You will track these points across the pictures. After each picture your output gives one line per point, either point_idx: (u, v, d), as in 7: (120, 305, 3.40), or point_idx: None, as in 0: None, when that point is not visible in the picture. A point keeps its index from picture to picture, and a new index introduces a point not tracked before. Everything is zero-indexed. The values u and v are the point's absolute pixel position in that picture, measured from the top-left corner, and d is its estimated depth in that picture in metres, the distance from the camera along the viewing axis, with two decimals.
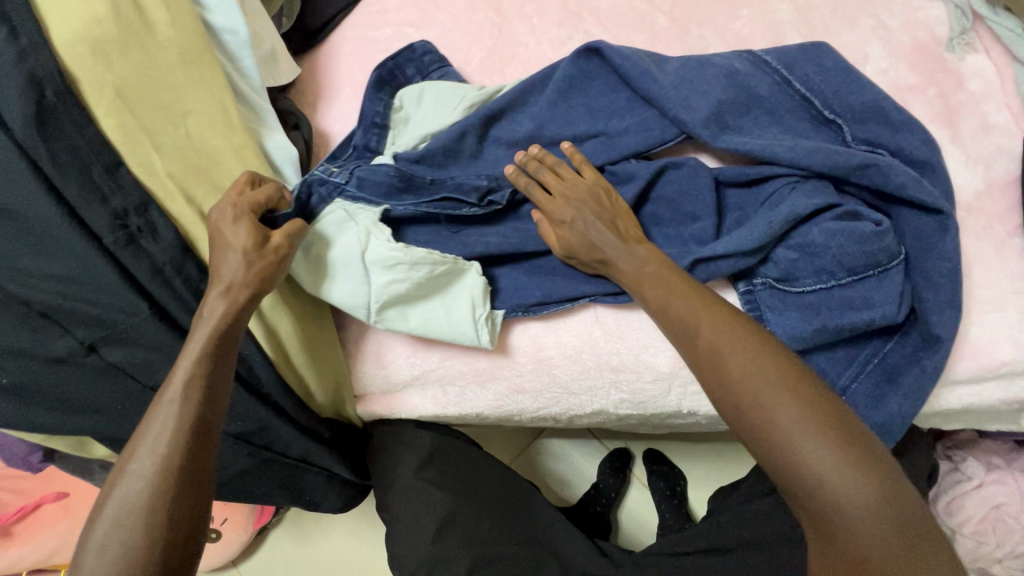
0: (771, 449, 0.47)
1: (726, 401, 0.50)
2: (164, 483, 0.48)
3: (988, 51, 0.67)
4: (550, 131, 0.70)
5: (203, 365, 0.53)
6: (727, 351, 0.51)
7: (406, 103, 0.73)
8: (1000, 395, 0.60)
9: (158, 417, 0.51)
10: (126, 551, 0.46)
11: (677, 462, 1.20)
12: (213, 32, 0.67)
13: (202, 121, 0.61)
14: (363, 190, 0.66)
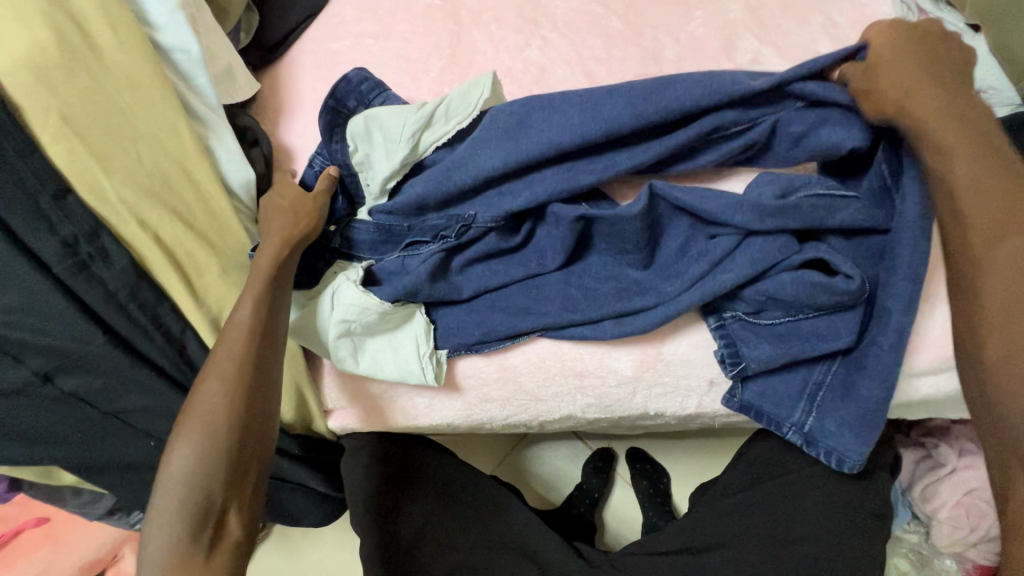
0: (1020, 309, 0.50)
1: (967, 252, 0.54)
2: (223, 410, 0.54)
3: None
4: (469, 175, 0.64)
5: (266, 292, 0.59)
6: (1011, 235, 0.51)
7: (359, 141, 0.68)
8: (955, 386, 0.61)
9: (225, 341, 0.57)
10: (205, 448, 0.53)
11: (660, 460, 1.21)
12: (163, 51, 0.66)
13: (153, 144, 0.61)
14: (359, 249, 0.70)
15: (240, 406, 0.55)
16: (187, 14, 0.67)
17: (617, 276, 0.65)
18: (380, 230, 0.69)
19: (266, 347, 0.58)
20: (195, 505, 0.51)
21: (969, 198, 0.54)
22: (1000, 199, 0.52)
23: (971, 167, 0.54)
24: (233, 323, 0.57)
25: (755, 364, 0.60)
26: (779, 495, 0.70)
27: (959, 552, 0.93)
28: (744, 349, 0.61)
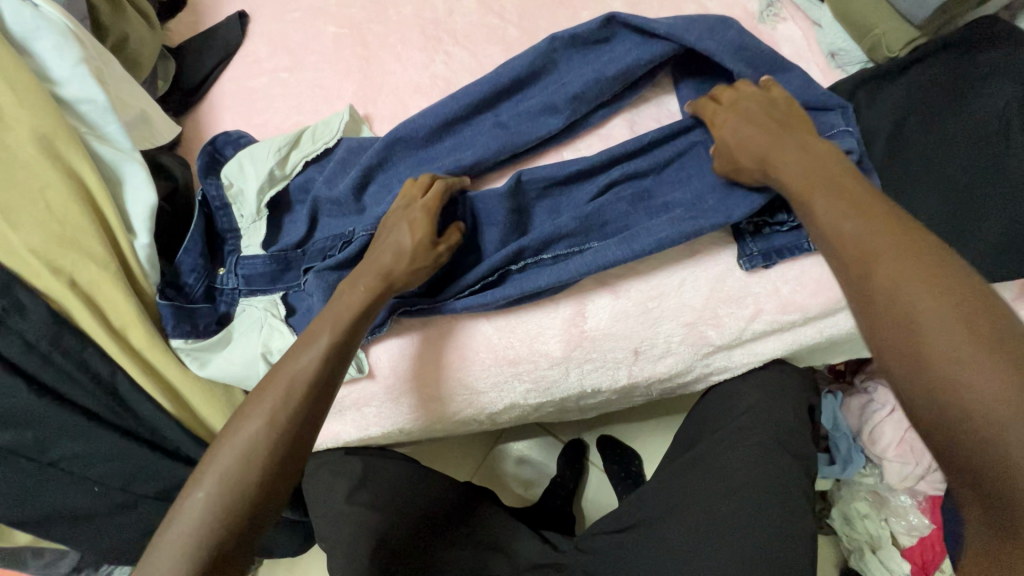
0: (933, 393, 0.39)
1: (888, 320, 0.42)
2: (255, 450, 0.51)
3: (793, 18, 0.73)
4: (376, 174, 0.73)
5: (332, 345, 0.57)
6: (896, 283, 0.42)
7: (233, 178, 0.74)
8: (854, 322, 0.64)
9: (282, 375, 0.55)
10: (216, 493, 0.49)
11: (630, 443, 1.24)
12: (68, 105, 0.69)
13: (60, 190, 0.63)
14: (252, 284, 0.72)
15: (275, 449, 0.51)
16: (89, 66, 0.69)
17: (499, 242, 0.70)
18: (275, 261, 0.73)
19: (313, 406, 0.54)
20: (203, 546, 0.47)
21: (857, 258, 0.45)
22: (912, 264, 0.43)
23: (851, 221, 0.47)
24: (272, 384, 0.54)
25: (786, 248, 0.64)
26: (721, 451, 0.73)
27: (911, 486, 0.97)
28: (777, 240, 0.64)
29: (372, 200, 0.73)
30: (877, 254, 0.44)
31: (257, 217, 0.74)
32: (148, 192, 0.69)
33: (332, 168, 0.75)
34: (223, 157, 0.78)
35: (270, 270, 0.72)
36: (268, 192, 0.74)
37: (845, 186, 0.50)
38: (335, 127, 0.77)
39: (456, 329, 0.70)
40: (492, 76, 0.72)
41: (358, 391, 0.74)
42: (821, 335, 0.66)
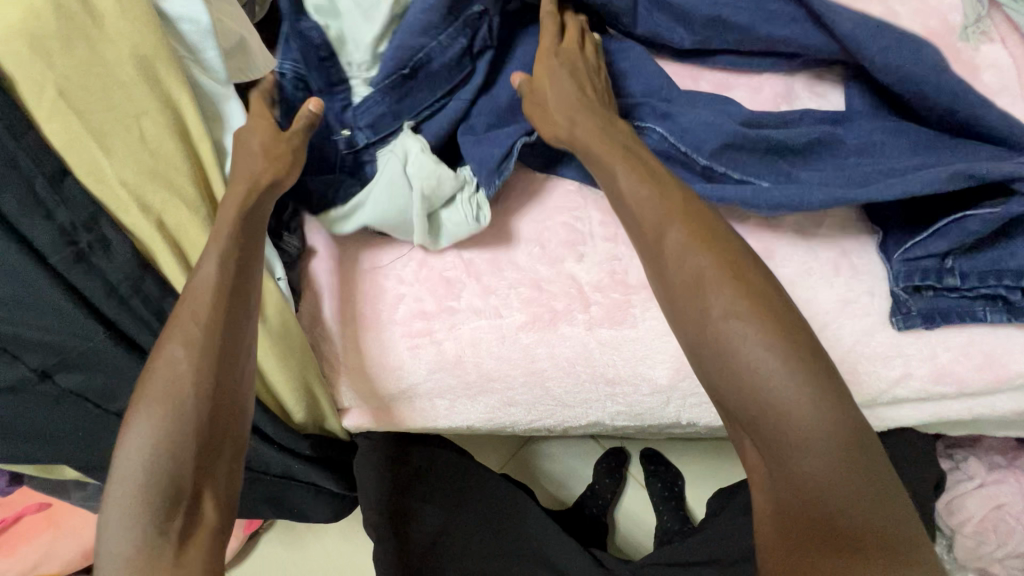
0: (760, 421, 0.44)
1: (713, 343, 0.45)
2: (166, 435, 0.46)
3: (1005, 40, 0.62)
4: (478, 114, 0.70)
5: (217, 310, 0.50)
6: (719, 307, 0.45)
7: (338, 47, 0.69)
8: (1011, 406, 0.57)
9: (168, 350, 0.49)
10: (143, 483, 0.45)
11: (674, 461, 1.18)
12: (168, 21, 0.61)
13: (158, 121, 0.56)
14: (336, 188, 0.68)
15: (181, 437, 0.46)
16: None
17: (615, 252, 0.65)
18: (388, 88, 0.68)
19: (210, 378, 0.48)
20: (163, 489, 0.45)
21: (685, 289, 0.47)
22: (729, 289, 0.46)
23: (700, 260, 0.47)
24: (165, 364, 0.48)
25: (955, 312, 0.55)
26: None
27: (982, 566, 0.91)
28: (948, 302, 0.56)
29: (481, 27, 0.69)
30: (698, 260, 0.47)
31: (370, 54, 0.69)
32: (245, 135, 0.63)
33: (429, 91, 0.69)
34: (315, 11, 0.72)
35: (387, 106, 0.68)
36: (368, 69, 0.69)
37: (707, 229, 0.49)
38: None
39: (556, 335, 0.64)
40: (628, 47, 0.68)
41: (435, 381, 0.68)
42: (969, 414, 0.58)
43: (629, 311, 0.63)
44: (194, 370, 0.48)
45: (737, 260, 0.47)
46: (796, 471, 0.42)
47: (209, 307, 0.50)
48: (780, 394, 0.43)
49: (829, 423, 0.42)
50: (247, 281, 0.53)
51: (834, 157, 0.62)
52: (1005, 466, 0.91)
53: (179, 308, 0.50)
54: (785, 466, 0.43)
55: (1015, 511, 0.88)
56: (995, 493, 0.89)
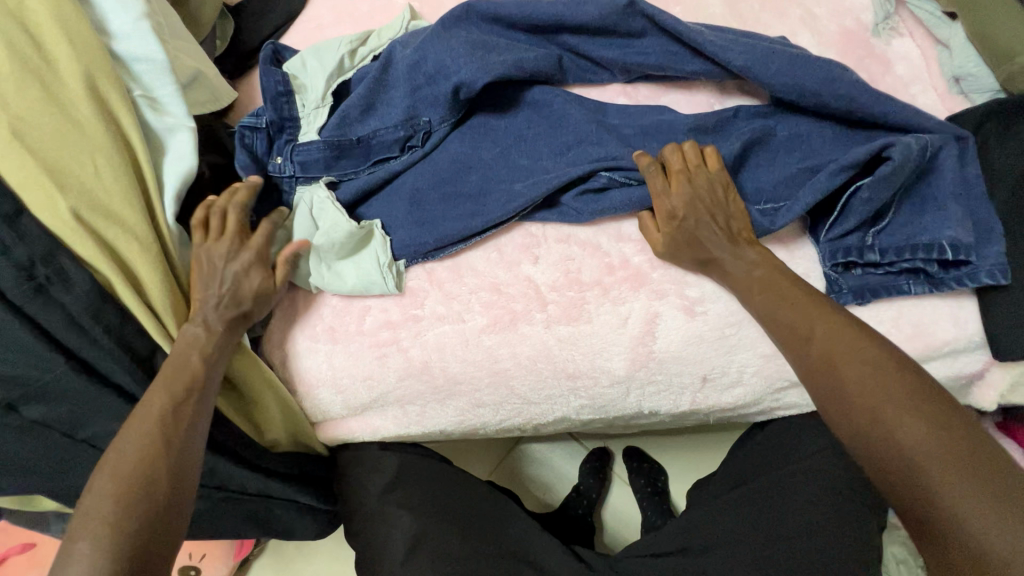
0: (928, 512, 0.45)
1: (873, 434, 0.48)
2: (113, 524, 0.51)
3: (913, 34, 0.67)
4: (426, 119, 0.73)
5: (165, 409, 0.57)
6: (845, 366, 0.52)
7: (297, 75, 0.75)
8: (946, 373, 0.59)
9: (126, 448, 0.55)
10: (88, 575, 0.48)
11: (657, 457, 1.20)
12: (122, 62, 0.64)
13: (112, 158, 0.59)
14: (305, 172, 0.72)
15: (126, 525, 0.51)
16: (152, 23, 0.65)
17: (569, 250, 0.68)
18: (329, 147, 0.72)
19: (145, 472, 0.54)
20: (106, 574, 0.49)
21: (819, 357, 0.54)
22: (851, 345, 0.53)
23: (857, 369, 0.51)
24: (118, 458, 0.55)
25: (876, 281, 0.59)
26: (777, 489, 0.69)
27: None
28: (872, 279, 0.59)
29: (425, 131, 0.73)
30: (818, 329, 0.55)
31: (321, 103, 0.75)
32: (188, 159, 0.64)
33: (382, 107, 0.74)
34: (283, 59, 0.79)
35: (325, 158, 0.72)
36: (324, 96, 0.75)
37: (859, 333, 0.53)
38: (399, 25, 0.79)
39: (516, 335, 0.67)
40: (576, 74, 0.73)
41: (405, 388, 0.70)
42: None
43: (584, 307, 0.65)
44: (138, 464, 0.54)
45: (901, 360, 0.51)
46: (956, 534, 0.43)
47: (161, 403, 0.57)
48: (920, 446, 0.46)
49: (984, 467, 0.44)
50: (196, 385, 0.59)
51: (768, 148, 0.65)
52: None
53: (139, 415, 0.57)
54: (943, 515, 0.44)
55: None
56: None
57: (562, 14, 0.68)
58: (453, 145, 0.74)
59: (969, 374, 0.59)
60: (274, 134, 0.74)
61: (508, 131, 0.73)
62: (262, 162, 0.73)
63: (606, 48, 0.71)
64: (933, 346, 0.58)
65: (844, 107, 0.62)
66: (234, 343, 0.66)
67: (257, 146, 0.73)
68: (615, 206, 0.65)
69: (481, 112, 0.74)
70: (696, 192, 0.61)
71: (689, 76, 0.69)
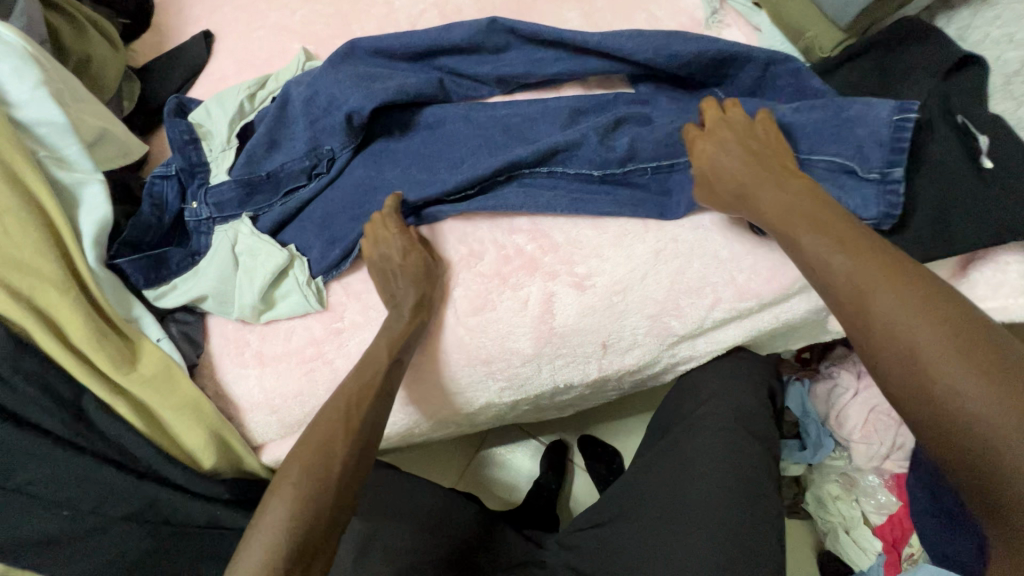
0: (918, 373, 0.43)
1: (816, 276, 0.52)
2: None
3: (735, 25, 0.80)
4: (327, 144, 0.76)
5: (322, 450, 0.58)
6: (828, 258, 0.50)
7: (202, 121, 0.80)
8: (804, 307, 0.68)
9: (277, 496, 0.55)
10: None
11: (610, 441, 1.26)
12: (24, 128, 0.68)
13: (20, 217, 0.63)
14: (222, 210, 0.77)
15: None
16: (50, 89, 0.69)
17: (470, 242, 0.74)
18: (241, 185, 0.77)
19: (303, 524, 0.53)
20: None
21: (809, 264, 0.53)
22: (836, 247, 0.51)
23: (774, 198, 0.57)
24: (281, 497, 0.55)
25: None
26: (691, 437, 0.76)
27: (877, 466, 1.01)
28: None
29: (330, 158, 0.77)
30: (802, 233, 0.53)
31: (227, 145, 0.79)
32: (103, 208, 0.70)
33: (285, 140, 0.78)
34: (189, 110, 0.84)
35: (238, 195, 0.77)
36: (229, 136, 0.80)
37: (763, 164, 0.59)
38: (295, 67, 0.86)
39: (430, 331, 0.72)
40: (462, 89, 0.79)
41: (335, 399, 0.74)
42: (777, 320, 0.70)
43: (488, 296, 0.71)
44: (294, 518, 0.53)
45: (779, 165, 0.59)
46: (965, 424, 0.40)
47: (331, 436, 0.59)
48: (918, 338, 0.44)
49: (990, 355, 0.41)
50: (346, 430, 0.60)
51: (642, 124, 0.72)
52: None
53: (324, 430, 0.59)
54: (936, 409, 0.42)
55: (887, 409, 1.01)
56: (868, 397, 1.02)
57: (435, 40, 0.76)
58: (358, 167, 0.78)
59: (823, 306, 0.68)
60: (187, 180, 0.78)
61: (411, 149, 0.77)
62: (177, 209, 0.78)
63: (478, 64, 0.78)
64: (785, 283, 0.66)
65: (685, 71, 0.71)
66: (163, 377, 0.69)
67: (170, 193, 0.78)
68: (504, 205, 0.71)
69: (382, 135, 0.79)
70: (725, 134, 0.62)
71: (557, 76, 0.76)
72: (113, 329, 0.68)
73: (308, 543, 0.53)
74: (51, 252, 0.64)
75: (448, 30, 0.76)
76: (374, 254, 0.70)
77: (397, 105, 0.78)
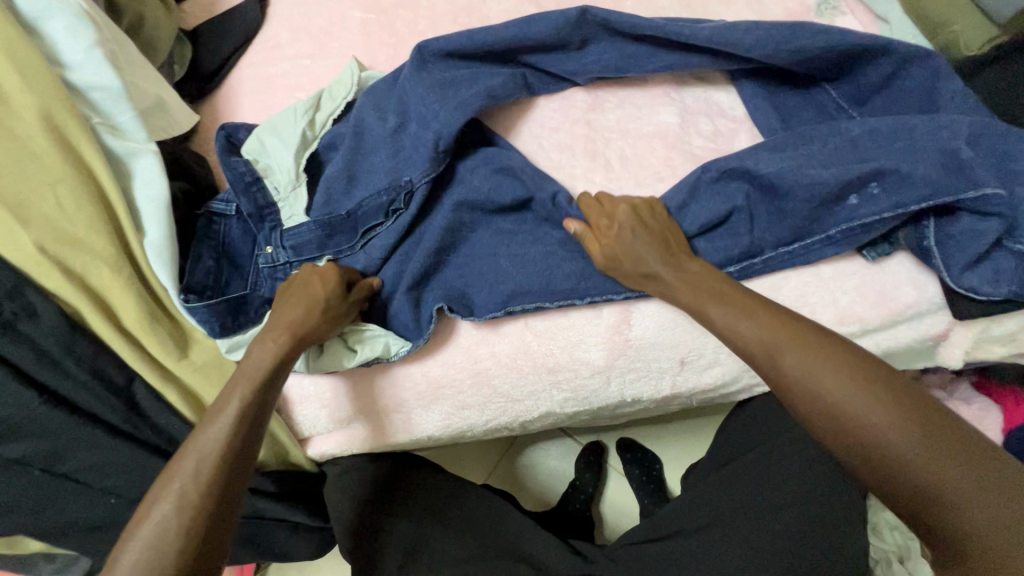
0: (845, 437, 0.45)
1: (732, 346, 0.53)
2: (185, 514, 0.49)
3: (857, 14, 0.73)
4: (407, 176, 0.69)
5: (244, 397, 0.55)
6: (735, 324, 0.53)
7: (257, 154, 0.73)
8: (913, 335, 0.62)
9: (207, 435, 0.53)
10: (158, 551, 0.47)
11: (650, 447, 1.21)
12: (77, 92, 0.64)
13: (74, 188, 0.59)
14: (300, 254, 0.71)
15: (190, 519, 0.49)
16: (105, 50, 0.65)
17: (543, 243, 0.67)
18: (321, 225, 0.71)
19: (220, 472, 0.51)
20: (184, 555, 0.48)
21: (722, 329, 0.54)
22: (737, 308, 0.53)
23: (680, 274, 0.57)
24: (214, 434, 0.53)
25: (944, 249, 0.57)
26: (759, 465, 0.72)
27: None
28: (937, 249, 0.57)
29: (408, 191, 0.69)
30: (710, 297, 0.55)
31: (296, 182, 0.73)
32: (157, 182, 0.66)
33: (365, 176, 0.72)
34: (238, 140, 0.76)
35: (317, 237, 0.71)
36: (295, 164, 0.73)
37: (727, 287, 0.56)
38: (349, 80, 0.77)
39: (496, 334, 0.67)
40: (539, 72, 0.72)
41: (391, 398, 0.70)
42: (878, 348, 0.63)
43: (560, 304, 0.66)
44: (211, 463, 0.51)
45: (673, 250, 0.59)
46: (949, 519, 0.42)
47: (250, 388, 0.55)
48: (869, 419, 0.44)
49: (920, 419, 0.44)
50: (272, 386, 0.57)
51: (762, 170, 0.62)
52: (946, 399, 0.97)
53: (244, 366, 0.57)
54: (957, 527, 0.42)
55: None
56: None
57: (516, 37, 0.68)
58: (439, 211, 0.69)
59: (933, 336, 0.61)
60: (255, 225, 0.72)
61: (498, 193, 0.67)
62: (246, 249, 0.73)
63: (563, 62, 0.71)
64: (895, 307, 0.60)
65: (797, 67, 0.65)
66: (213, 363, 0.65)
67: (236, 234, 0.74)
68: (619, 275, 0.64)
69: (463, 162, 0.70)
70: (619, 225, 0.60)
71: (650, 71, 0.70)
72: (168, 312, 0.64)
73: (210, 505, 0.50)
74: (104, 228, 0.60)
75: (531, 23, 0.68)
76: (296, 283, 0.63)
77: (479, 132, 0.72)
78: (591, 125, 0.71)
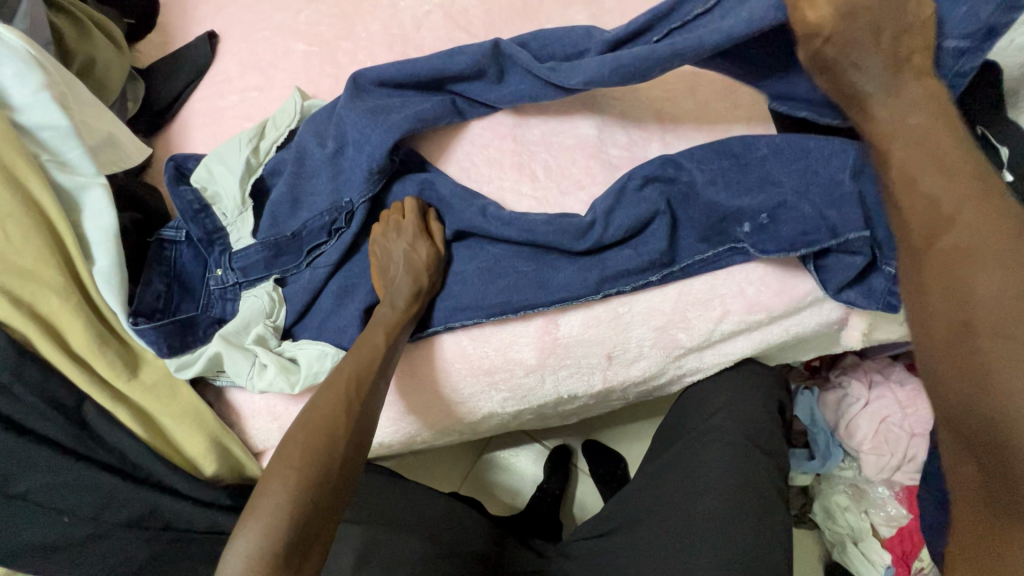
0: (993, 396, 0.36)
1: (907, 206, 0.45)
2: (287, 513, 0.53)
3: None
4: (349, 197, 0.74)
5: (350, 383, 0.62)
6: (959, 212, 0.41)
7: (205, 182, 0.77)
8: (816, 320, 0.67)
9: (304, 435, 0.58)
10: (261, 547, 0.52)
11: (614, 446, 1.25)
12: (26, 132, 0.68)
13: (23, 223, 0.63)
14: (249, 274, 0.75)
15: (298, 511, 0.54)
16: (53, 93, 0.69)
17: (477, 256, 0.72)
18: (267, 247, 0.75)
19: (322, 464, 0.57)
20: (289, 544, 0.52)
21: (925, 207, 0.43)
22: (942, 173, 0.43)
23: (909, 153, 0.45)
24: (315, 428, 0.59)
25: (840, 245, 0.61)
26: (692, 451, 0.75)
27: (888, 477, 0.99)
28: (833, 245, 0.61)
29: (350, 212, 0.74)
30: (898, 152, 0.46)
31: (243, 207, 0.77)
32: (104, 212, 0.69)
33: (308, 199, 0.77)
34: (186, 170, 0.79)
35: (265, 257, 0.75)
36: (243, 190, 0.77)
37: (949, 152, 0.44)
38: (292, 110, 0.81)
39: (436, 345, 0.72)
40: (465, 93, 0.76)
41: None
42: (787, 333, 0.68)
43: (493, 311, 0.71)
44: (321, 452, 0.57)
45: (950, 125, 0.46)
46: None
47: (353, 376, 0.62)
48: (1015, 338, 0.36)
49: None
50: (376, 378, 0.63)
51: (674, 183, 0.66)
52: (883, 381, 1.03)
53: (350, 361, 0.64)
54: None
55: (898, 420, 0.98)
56: (879, 408, 1.00)
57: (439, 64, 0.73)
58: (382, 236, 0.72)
59: (835, 319, 0.67)
60: (206, 249, 0.76)
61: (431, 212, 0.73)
62: (197, 272, 0.78)
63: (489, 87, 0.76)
64: (798, 294, 0.65)
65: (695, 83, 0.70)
66: (163, 381, 0.69)
67: (187, 259, 0.77)
68: (547, 283, 0.68)
69: (400, 182, 0.75)
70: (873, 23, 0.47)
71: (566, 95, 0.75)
72: (118, 336, 0.68)
73: (303, 536, 0.54)
74: (53, 259, 0.64)
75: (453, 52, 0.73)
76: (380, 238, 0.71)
77: (414, 153, 0.76)
78: (517, 140, 0.76)
